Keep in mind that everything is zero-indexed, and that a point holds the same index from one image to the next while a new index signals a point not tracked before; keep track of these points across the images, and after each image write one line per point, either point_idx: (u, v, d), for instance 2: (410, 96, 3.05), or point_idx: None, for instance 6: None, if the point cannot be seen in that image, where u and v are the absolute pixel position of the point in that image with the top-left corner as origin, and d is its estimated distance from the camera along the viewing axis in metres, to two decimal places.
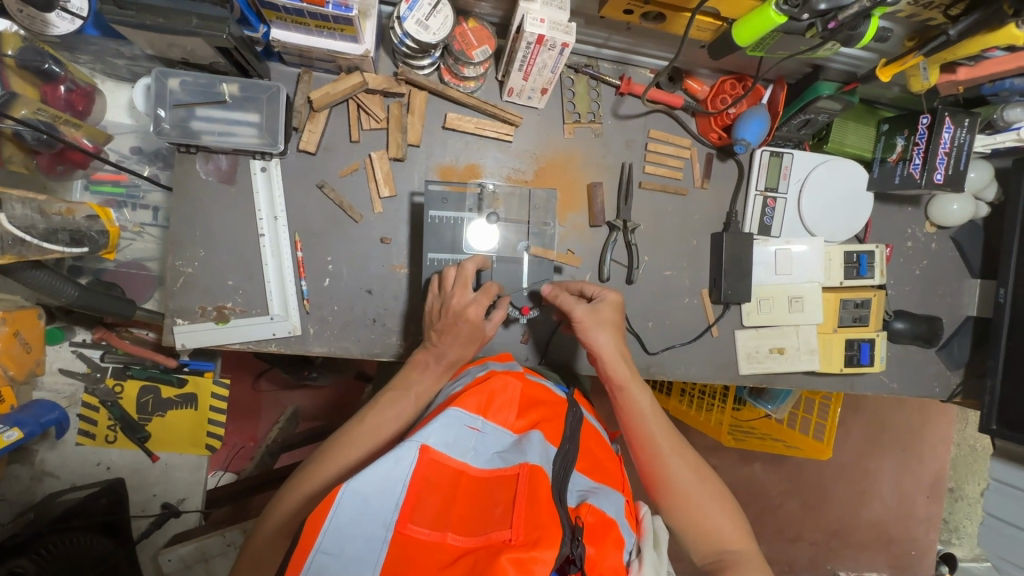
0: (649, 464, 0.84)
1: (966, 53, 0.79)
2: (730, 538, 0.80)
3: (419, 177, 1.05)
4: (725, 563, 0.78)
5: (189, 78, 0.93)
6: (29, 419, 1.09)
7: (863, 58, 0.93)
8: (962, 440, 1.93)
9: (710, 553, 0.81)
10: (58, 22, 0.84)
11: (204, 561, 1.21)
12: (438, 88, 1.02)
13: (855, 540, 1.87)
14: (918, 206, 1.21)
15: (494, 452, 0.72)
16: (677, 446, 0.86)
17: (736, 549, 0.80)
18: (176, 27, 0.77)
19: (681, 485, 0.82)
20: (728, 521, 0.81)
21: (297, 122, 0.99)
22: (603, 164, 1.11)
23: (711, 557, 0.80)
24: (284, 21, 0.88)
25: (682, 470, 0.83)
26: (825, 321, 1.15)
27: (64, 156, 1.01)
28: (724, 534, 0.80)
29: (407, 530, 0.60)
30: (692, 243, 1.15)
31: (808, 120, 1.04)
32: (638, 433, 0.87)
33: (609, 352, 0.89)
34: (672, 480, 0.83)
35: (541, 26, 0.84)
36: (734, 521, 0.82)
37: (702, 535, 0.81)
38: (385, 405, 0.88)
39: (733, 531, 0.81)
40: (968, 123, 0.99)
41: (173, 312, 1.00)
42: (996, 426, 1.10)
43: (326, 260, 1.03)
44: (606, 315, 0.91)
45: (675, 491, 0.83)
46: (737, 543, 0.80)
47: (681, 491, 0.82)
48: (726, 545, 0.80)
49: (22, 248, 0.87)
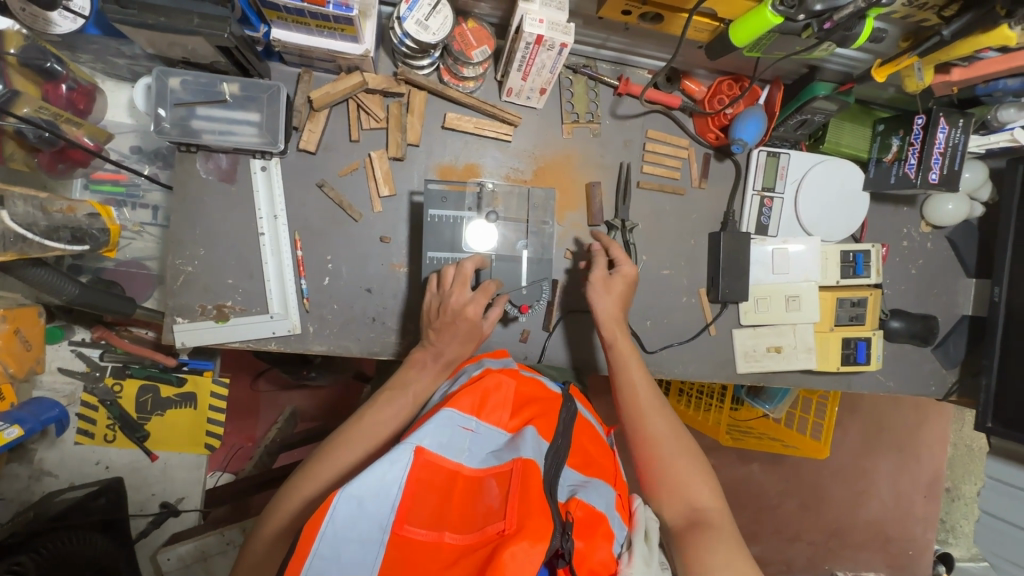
0: (631, 418, 0.89)
1: (959, 54, 0.81)
2: (704, 500, 0.81)
3: (418, 177, 1.06)
4: (697, 522, 0.78)
5: (190, 78, 0.93)
6: (29, 417, 1.09)
7: (858, 59, 0.94)
8: (958, 440, 1.94)
9: (684, 512, 0.81)
10: (61, 21, 0.84)
11: (202, 560, 1.20)
12: (437, 88, 1.03)
13: (853, 540, 1.87)
14: (914, 206, 1.22)
15: (488, 451, 0.73)
16: (660, 405, 0.90)
17: (709, 509, 0.80)
18: (178, 26, 0.78)
19: (662, 442, 0.86)
20: (703, 481, 0.82)
21: (297, 122, 1.00)
22: (602, 164, 1.12)
23: (683, 516, 0.80)
24: (285, 21, 0.88)
25: (664, 428, 0.87)
26: (822, 320, 1.16)
27: (65, 154, 1.01)
28: (698, 493, 0.81)
29: (404, 532, 0.61)
30: (690, 243, 1.16)
31: (805, 121, 1.05)
32: (626, 388, 0.92)
33: (607, 314, 0.97)
34: (653, 436, 0.87)
35: (540, 26, 0.85)
36: (709, 483, 0.83)
37: (676, 497, 0.82)
38: (382, 403, 0.88)
39: (708, 492, 0.82)
40: (962, 123, 1.01)
41: (173, 311, 1.00)
42: (991, 424, 1.11)
43: (326, 258, 1.04)
44: (615, 285, 0.98)
45: (655, 448, 0.86)
46: (711, 504, 0.81)
47: (660, 447, 0.85)
48: (700, 506, 0.80)
49: (22, 246, 0.88)
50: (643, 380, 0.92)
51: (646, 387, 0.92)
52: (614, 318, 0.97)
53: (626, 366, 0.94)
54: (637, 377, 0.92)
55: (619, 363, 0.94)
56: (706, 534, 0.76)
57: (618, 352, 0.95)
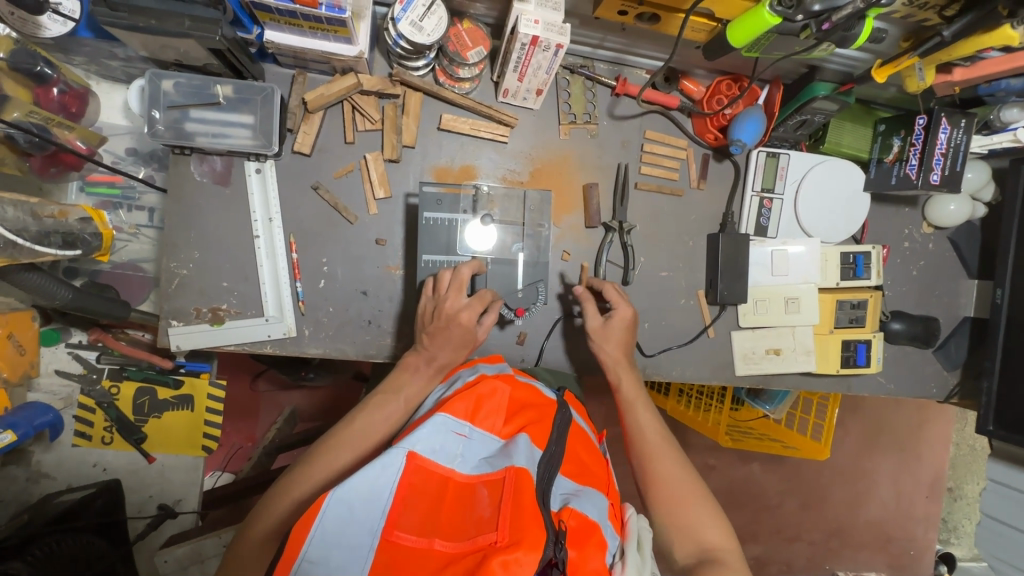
0: (640, 459, 0.89)
1: (960, 54, 0.79)
2: (716, 541, 0.80)
3: (414, 179, 1.05)
4: (709, 561, 0.78)
5: (182, 79, 0.92)
6: (22, 422, 1.09)
7: (858, 58, 0.93)
8: (960, 440, 1.92)
9: (694, 552, 0.80)
10: (49, 24, 0.84)
11: (199, 562, 1.20)
12: (433, 89, 1.02)
13: (853, 541, 1.87)
14: (916, 206, 1.21)
15: (481, 457, 0.72)
16: (672, 446, 0.90)
17: (722, 549, 0.79)
18: (169, 29, 0.77)
19: (675, 482, 0.85)
20: (718, 523, 0.82)
21: (292, 124, 0.99)
22: (599, 165, 1.11)
23: (694, 556, 0.79)
24: (278, 23, 0.87)
25: (678, 467, 0.87)
26: (821, 321, 1.15)
27: (57, 158, 1.01)
28: (711, 533, 0.81)
29: (394, 538, 0.61)
30: (688, 244, 1.15)
31: (805, 121, 1.04)
32: (634, 429, 0.92)
33: (611, 359, 0.99)
34: (665, 475, 0.86)
35: (535, 27, 0.84)
36: (722, 524, 0.82)
37: (685, 536, 0.81)
38: (375, 407, 0.88)
39: (721, 533, 0.81)
40: (964, 123, 0.99)
41: (168, 314, 1.00)
42: (992, 427, 1.10)
43: (321, 261, 1.03)
44: (617, 328, 0.99)
45: (667, 488, 0.85)
46: (725, 543, 0.80)
47: (674, 486, 0.85)
48: (711, 547, 0.80)
49: (13, 251, 0.87)
50: (655, 421, 0.93)
51: (655, 429, 0.92)
52: (620, 363, 0.99)
53: (633, 406, 0.95)
54: (645, 420, 0.93)
55: (626, 404, 0.96)
56: (720, 572, 0.76)
57: (625, 396, 0.96)
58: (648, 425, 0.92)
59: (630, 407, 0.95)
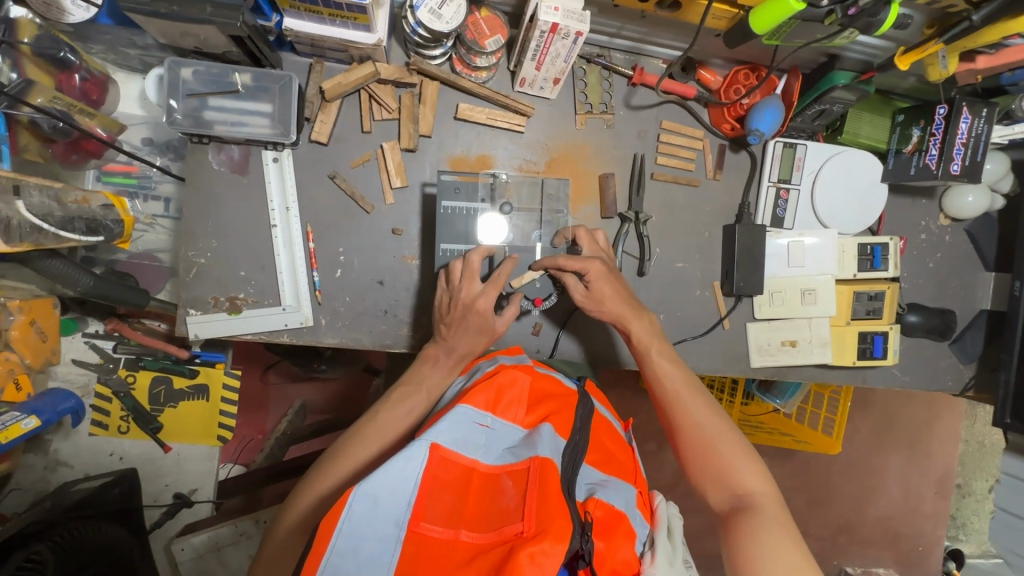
0: (668, 407, 0.88)
1: (986, 40, 0.79)
2: (752, 485, 0.80)
3: (430, 168, 1.05)
4: (743, 506, 0.78)
5: (202, 67, 0.92)
6: (46, 407, 1.09)
7: (879, 47, 0.92)
8: (971, 436, 1.92)
9: (729, 498, 0.80)
10: (74, 9, 0.85)
11: (216, 550, 1.21)
12: (450, 78, 1.02)
13: (862, 536, 1.86)
14: (933, 198, 1.20)
15: (504, 448, 0.73)
16: (698, 391, 0.88)
17: (758, 493, 0.79)
18: (191, 15, 0.77)
19: (704, 430, 0.85)
20: (751, 466, 0.81)
21: (309, 113, 0.99)
22: (615, 155, 1.10)
23: (729, 502, 0.80)
24: (297, 10, 0.87)
25: (706, 415, 0.86)
26: (838, 313, 1.15)
27: (79, 145, 1.01)
28: (745, 479, 0.80)
29: (421, 529, 0.62)
30: (704, 235, 1.15)
31: (823, 111, 1.03)
32: (655, 377, 0.91)
33: (614, 314, 0.94)
34: (694, 425, 0.85)
35: (555, 14, 0.84)
36: (757, 467, 0.81)
37: (719, 483, 0.81)
38: (397, 400, 0.88)
39: (756, 476, 0.80)
40: (986, 112, 0.98)
41: (185, 303, 1.00)
42: (1010, 419, 1.09)
43: (338, 250, 1.03)
44: (598, 283, 0.92)
45: (697, 437, 0.84)
46: (761, 487, 0.80)
47: (704, 435, 0.84)
48: (746, 492, 0.79)
49: (38, 236, 0.87)
50: (675, 369, 0.91)
51: (677, 375, 0.90)
52: (625, 313, 0.93)
53: (650, 355, 0.92)
54: (666, 367, 0.91)
55: (641, 353, 0.93)
56: (753, 518, 0.76)
57: (640, 344, 0.93)
58: (669, 371, 0.91)
59: (646, 356, 0.92)
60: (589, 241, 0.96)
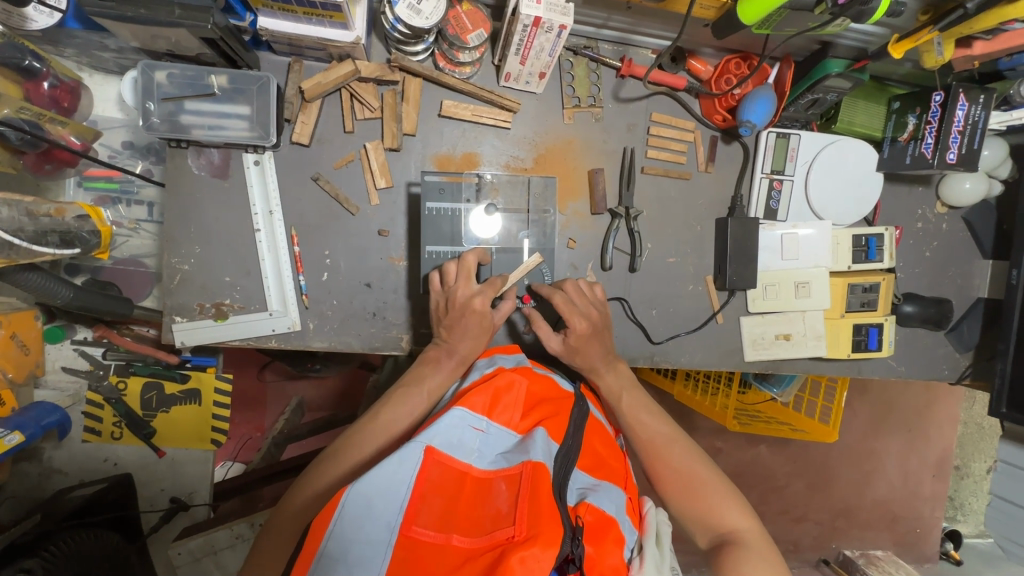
0: (644, 453, 0.88)
1: (981, 27, 0.77)
2: (736, 522, 0.79)
3: (415, 167, 1.03)
4: (726, 542, 0.77)
5: (176, 70, 0.89)
6: (28, 422, 1.09)
7: (874, 33, 0.88)
8: (969, 418, 1.91)
9: (714, 537, 0.79)
10: (37, 15, 0.83)
11: (213, 554, 1.21)
12: (433, 75, 0.99)
13: (861, 520, 1.87)
14: (929, 185, 1.18)
15: (498, 452, 0.72)
16: (670, 434, 0.89)
17: (742, 530, 0.78)
18: (157, 19, 0.75)
19: (681, 472, 0.84)
20: (733, 504, 0.80)
21: (289, 114, 0.97)
22: (603, 150, 1.08)
23: (715, 541, 0.79)
24: (271, 9, 0.85)
25: (680, 456, 0.85)
26: (832, 306, 1.13)
27: (51, 154, 1.00)
28: (728, 516, 0.79)
29: (412, 533, 0.60)
30: (696, 229, 1.13)
31: (816, 99, 1.01)
32: (628, 425, 0.92)
33: (586, 365, 0.96)
34: (670, 467, 0.85)
35: (537, 7, 0.81)
36: (737, 503, 0.80)
37: (704, 522, 0.80)
38: (392, 406, 0.86)
39: (738, 513, 0.79)
40: (983, 98, 0.96)
41: (171, 310, 0.99)
42: (1005, 409, 1.08)
43: (323, 253, 1.02)
44: (577, 339, 0.93)
45: (675, 479, 0.84)
46: (744, 524, 0.79)
47: (680, 477, 0.84)
48: (732, 529, 0.78)
49: (11, 251, 0.87)
50: (645, 414, 0.92)
51: (650, 418, 0.91)
52: (595, 366, 0.96)
53: (620, 403, 0.94)
54: (637, 413, 0.92)
55: (611, 401, 0.95)
56: (737, 554, 0.74)
57: (609, 393, 0.95)
58: (639, 418, 0.91)
59: (617, 405, 0.94)
60: (568, 291, 0.95)
